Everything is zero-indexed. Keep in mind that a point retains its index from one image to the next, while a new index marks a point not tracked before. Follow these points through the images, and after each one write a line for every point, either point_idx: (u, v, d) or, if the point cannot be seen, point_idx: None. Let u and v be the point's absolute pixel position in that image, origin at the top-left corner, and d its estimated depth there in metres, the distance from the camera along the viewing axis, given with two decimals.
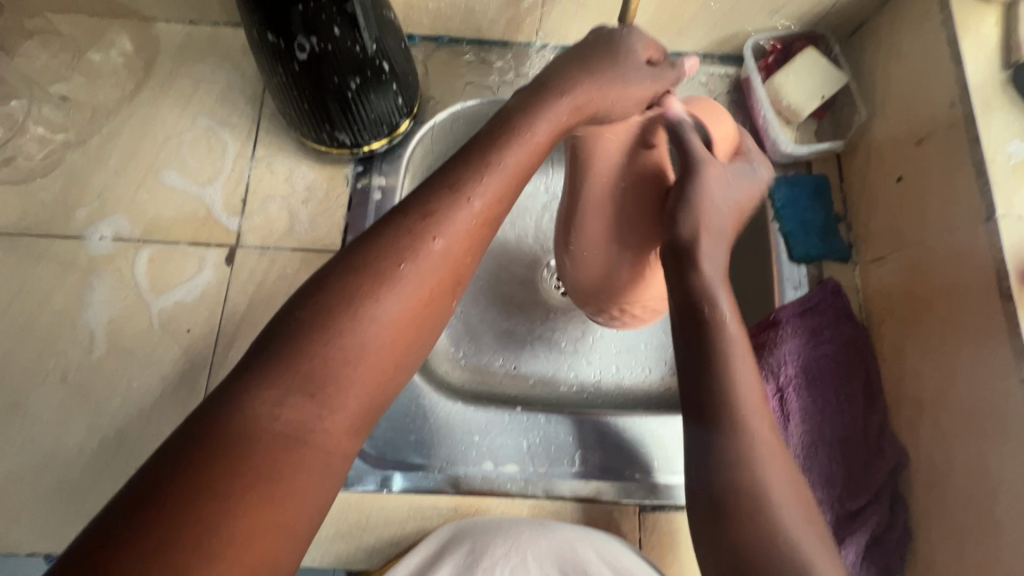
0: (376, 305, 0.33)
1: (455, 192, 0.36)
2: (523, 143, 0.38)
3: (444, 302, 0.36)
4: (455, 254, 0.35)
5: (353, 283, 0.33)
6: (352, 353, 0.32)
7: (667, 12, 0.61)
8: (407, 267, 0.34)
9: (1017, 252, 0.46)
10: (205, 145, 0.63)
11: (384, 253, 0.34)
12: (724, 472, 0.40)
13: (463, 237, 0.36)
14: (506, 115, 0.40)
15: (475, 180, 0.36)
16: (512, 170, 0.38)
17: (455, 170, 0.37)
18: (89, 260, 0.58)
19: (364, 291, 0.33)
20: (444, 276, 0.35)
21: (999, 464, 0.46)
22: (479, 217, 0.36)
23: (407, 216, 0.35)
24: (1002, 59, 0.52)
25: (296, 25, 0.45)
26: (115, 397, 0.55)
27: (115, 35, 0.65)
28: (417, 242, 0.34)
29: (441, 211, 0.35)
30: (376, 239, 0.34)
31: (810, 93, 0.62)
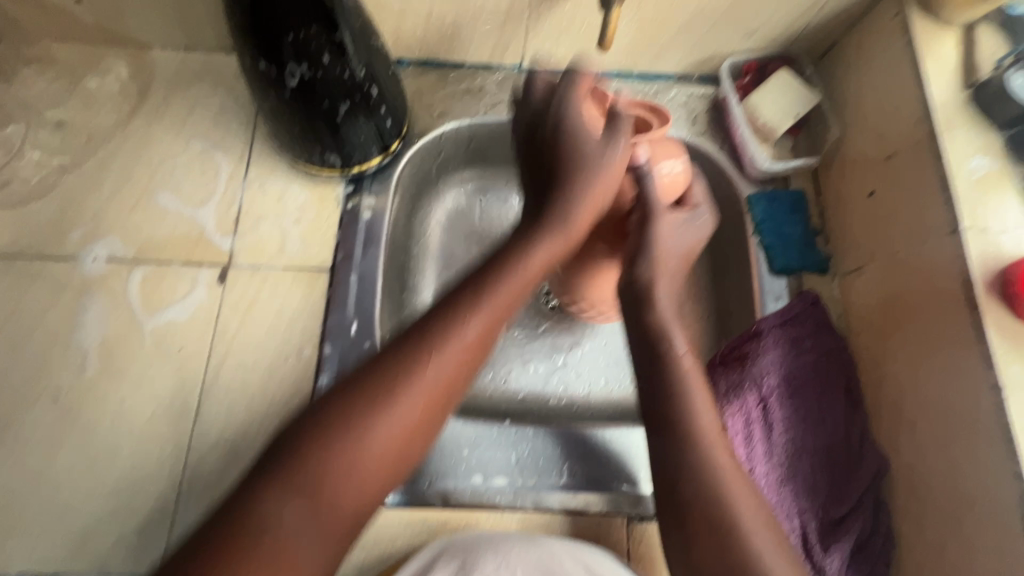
0: (379, 419, 0.36)
1: (452, 318, 0.40)
2: (524, 266, 0.43)
3: (437, 419, 0.39)
4: (448, 377, 0.38)
5: (362, 399, 0.37)
6: (356, 459, 0.35)
7: (645, 36, 0.64)
8: (412, 381, 0.37)
9: (982, 263, 0.48)
10: (198, 167, 0.64)
11: (392, 366, 0.38)
12: (689, 496, 0.41)
13: (457, 362, 0.39)
14: (508, 248, 0.44)
15: (472, 309, 0.40)
16: (507, 299, 0.41)
17: (462, 291, 0.41)
18: (83, 280, 0.59)
19: (371, 405, 0.36)
20: (438, 396, 0.38)
21: (972, 469, 0.47)
22: (478, 335, 0.40)
23: (412, 339, 0.39)
24: (963, 79, 0.55)
25: (287, 53, 0.47)
26: (106, 416, 0.55)
27: (111, 61, 0.67)
28: (417, 367, 0.38)
29: (446, 327, 0.39)
30: (384, 358, 0.38)
31: (784, 111, 0.65)
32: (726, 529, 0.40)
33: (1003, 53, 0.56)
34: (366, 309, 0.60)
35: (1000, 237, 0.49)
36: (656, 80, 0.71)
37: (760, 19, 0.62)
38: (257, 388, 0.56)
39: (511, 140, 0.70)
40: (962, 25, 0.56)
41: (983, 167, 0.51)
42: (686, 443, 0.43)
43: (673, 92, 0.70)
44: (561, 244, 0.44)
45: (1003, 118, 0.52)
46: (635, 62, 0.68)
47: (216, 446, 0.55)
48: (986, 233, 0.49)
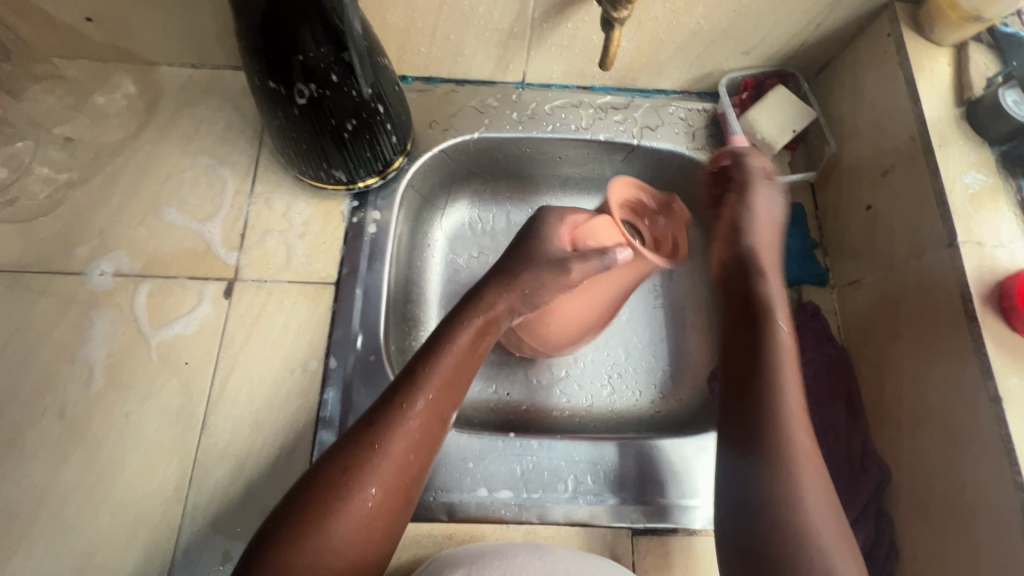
0: (345, 511, 0.41)
1: (390, 406, 0.45)
2: (458, 347, 0.50)
3: (397, 497, 0.44)
4: (395, 455, 0.43)
5: (328, 498, 0.41)
6: (327, 548, 0.40)
7: (645, 53, 0.65)
8: (367, 474, 0.42)
9: (979, 276, 0.49)
10: (205, 182, 0.65)
11: (348, 465, 0.42)
12: (762, 483, 0.43)
13: (400, 440, 0.44)
14: (437, 334, 0.51)
15: (408, 394, 0.46)
16: (439, 387, 0.47)
17: (397, 384, 0.47)
18: (90, 295, 0.59)
19: (334, 502, 0.41)
20: (390, 476, 0.43)
21: (974, 480, 0.47)
22: (421, 417, 0.45)
23: (355, 430, 0.44)
24: (956, 97, 0.56)
25: (296, 73, 0.48)
26: (112, 431, 0.55)
27: (119, 79, 0.68)
28: (362, 452, 0.43)
29: (386, 420, 0.44)
30: (334, 453, 0.43)
31: (781, 126, 0.66)
32: (800, 551, 0.40)
33: (994, 71, 0.57)
34: (371, 323, 0.60)
35: (995, 251, 0.50)
36: (656, 96, 0.72)
37: (757, 37, 0.63)
38: (262, 402, 0.57)
39: (513, 155, 0.71)
40: (954, 44, 0.58)
41: (978, 181, 0.52)
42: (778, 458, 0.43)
43: (673, 107, 0.72)
44: (478, 322, 0.52)
45: (996, 134, 0.53)
46: (635, 78, 0.70)
47: (222, 460, 0.55)
48: (982, 246, 0.50)
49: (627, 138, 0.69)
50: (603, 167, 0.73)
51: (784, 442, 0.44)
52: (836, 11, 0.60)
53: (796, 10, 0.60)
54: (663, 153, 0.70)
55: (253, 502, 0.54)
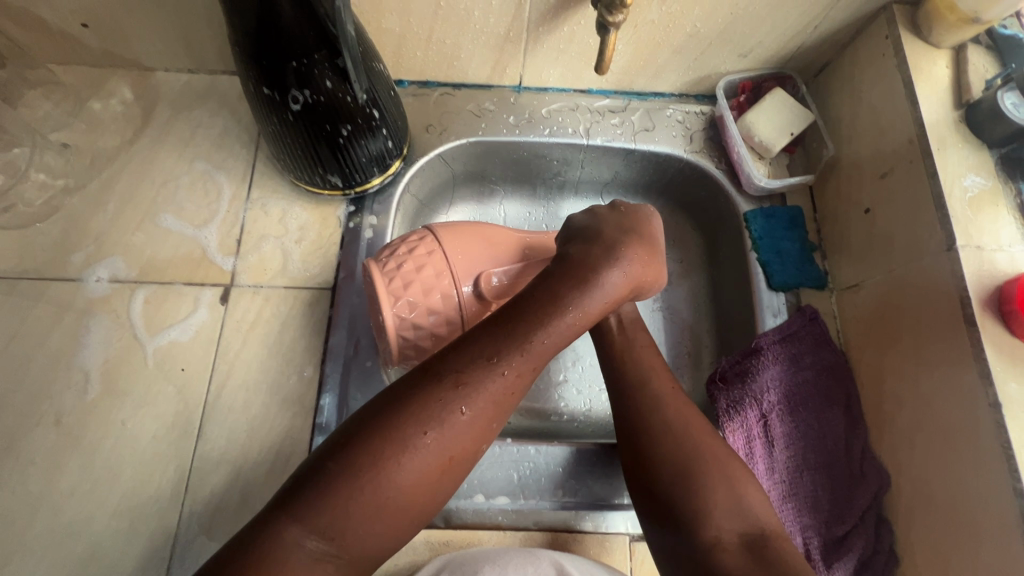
0: (410, 462, 0.37)
1: (489, 365, 0.40)
2: (580, 310, 0.44)
3: (466, 463, 0.40)
4: (478, 422, 0.40)
5: (400, 445, 0.37)
6: (387, 496, 0.37)
7: (642, 56, 0.65)
8: (443, 433, 0.38)
9: (978, 281, 0.49)
10: (201, 188, 0.65)
11: (424, 417, 0.38)
12: (658, 452, 0.47)
13: (488, 407, 0.40)
14: (553, 290, 0.44)
15: (511, 357, 0.41)
16: (542, 351, 0.42)
17: (500, 338, 0.41)
18: (86, 301, 0.59)
19: (404, 449, 0.37)
20: (467, 442, 0.39)
21: (974, 486, 0.47)
22: (513, 385, 0.41)
23: (443, 380, 0.39)
24: (955, 99, 0.56)
25: (290, 78, 0.48)
26: (108, 438, 0.55)
27: (115, 84, 0.68)
28: (446, 412, 0.38)
29: (480, 379, 0.40)
30: (414, 398, 0.38)
31: (779, 129, 0.66)
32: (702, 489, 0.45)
33: (993, 73, 0.57)
34: (367, 328, 0.60)
35: (994, 255, 0.50)
36: (653, 99, 0.72)
37: (754, 40, 0.63)
38: (259, 408, 0.57)
39: (510, 158, 0.71)
40: (952, 45, 0.57)
41: (977, 185, 0.52)
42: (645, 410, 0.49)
43: (670, 109, 0.71)
44: (608, 285, 0.47)
45: (995, 136, 0.53)
46: (632, 81, 0.70)
47: (219, 466, 0.55)
48: (981, 250, 0.50)
49: (625, 141, 0.69)
50: (601, 170, 0.73)
51: (650, 398, 0.50)
52: (833, 13, 0.60)
53: (793, 13, 0.59)
54: (660, 156, 0.70)
55: (250, 508, 0.53)
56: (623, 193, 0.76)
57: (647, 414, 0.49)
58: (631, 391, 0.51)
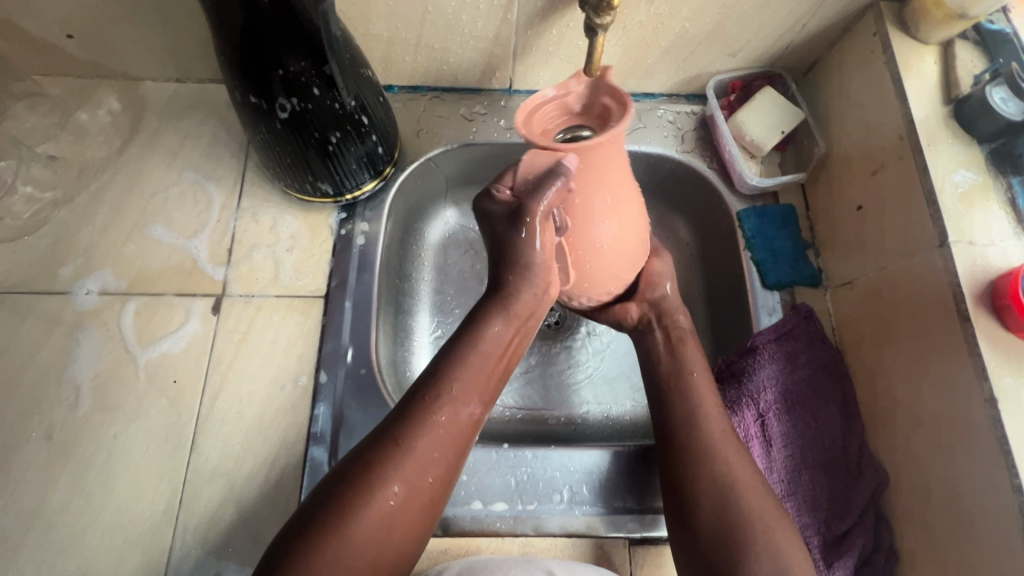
0: (367, 507, 0.40)
1: (421, 402, 0.44)
2: (489, 342, 0.46)
3: (427, 491, 0.42)
4: (421, 451, 0.42)
5: (354, 490, 0.40)
6: (353, 539, 0.39)
7: (632, 58, 0.65)
8: (391, 470, 0.41)
9: (971, 276, 0.49)
10: (191, 198, 0.64)
11: (371, 460, 0.41)
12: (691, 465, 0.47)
13: (430, 437, 0.42)
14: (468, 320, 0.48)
15: (440, 389, 0.44)
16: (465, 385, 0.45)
17: (425, 381, 0.45)
18: (76, 315, 0.59)
19: (359, 495, 0.40)
20: (419, 472, 0.42)
21: (971, 481, 0.47)
22: (449, 416, 0.44)
23: (384, 428, 0.43)
24: (944, 95, 0.56)
25: (277, 87, 0.47)
26: (99, 453, 0.55)
27: (102, 95, 0.67)
28: (390, 451, 0.42)
29: (416, 416, 0.43)
30: (365, 449, 0.42)
31: (770, 127, 0.66)
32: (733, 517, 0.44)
33: (981, 68, 0.57)
34: (361, 335, 0.59)
35: (987, 250, 0.50)
36: (644, 99, 0.72)
37: (743, 39, 0.63)
38: (253, 419, 0.56)
39: (502, 161, 0.71)
40: (940, 41, 0.57)
41: (967, 180, 0.52)
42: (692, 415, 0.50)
43: (661, 110, 0.71)
44: (506, 311, 0.46)
45: (985, 131, 0.53)
46: (622, 83, 0.70)
47: (213, 480, 0.54)
48: (973, 246, 0.50)
49: None
50: None
51: (705, 429, 0.49)
52: (821, 11, 0.60)
53: (780, 12, 0.59)
54: (652, 157, 0.70)
55: (245, 521, 0.53)
56: None
57: (708, 454, 0.47)
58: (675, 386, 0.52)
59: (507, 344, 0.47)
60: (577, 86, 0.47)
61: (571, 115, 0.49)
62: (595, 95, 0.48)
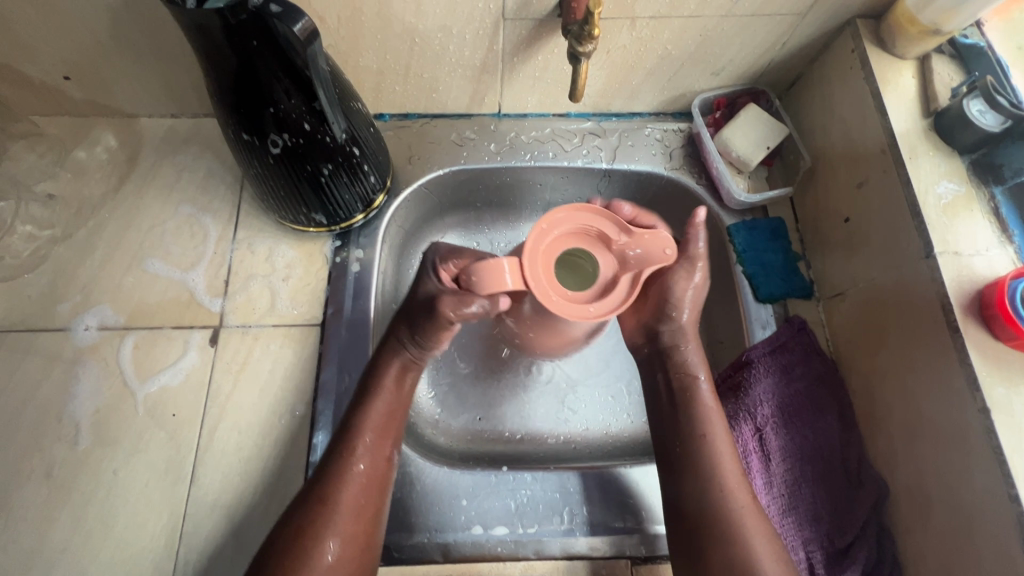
0: (310, 567, 0.43)
1: (342, 456, 0.48)
2: (388, 391, 0.52)
3: (365, 536, 0.47)
4: (349, 503, 0.46)
5: (293, 552, 0.44)
6: None
7: (617, 79, 0.66)
8: (325, 527, 0.45)
9: (958, 286, 0.49)
10: (187, 231, 0.65)
11: (304, 523, 0.45)
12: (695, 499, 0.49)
13: (357, 488, 0.47)
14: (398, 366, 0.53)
15: (356, 442, 0.49)
16: (374, 435, 0.50)
17: (339, 440, 0.49)
18: (75, 351, 0.59)
19: (298, 555, 0.44)
20: (355, 523, 0.46)
21: (969, 490, 0.47)
22: (367, 464, 0.48)
23: (310, 489, 0.47)
24: (923, 108, 0.57)
25: (268, 124, 0.48)
26: (99, 489, 0.55)
27: (100, 132, 0.69)
28: (322, 509, 0.46)
29: (337, 470, 0.47)
30: (294, 511, 0.46)
31: (755, 143, 0.67)
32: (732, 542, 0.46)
33: (958, 81, 0.58)
34: (358, 362, 0.60)
35: (972, 260, 0.50)
36: (631, 119, 0.73)
37: (725, 59, 0.64)
38: (251, 450, 0.56)
39: (493, 184, 0.72)
40: (917, 56, 0.59)
41: (950, 191, 0.53)
42: (706, 484, 0.49)
43: (649, 129, 0.72)
44: (398, 363, 0.53)
45: (964, 143, 0.54)
46: (609, 103, 0.71)
47: (212, 513, 0.54)
48: (959, 256, 0.50)
49: (604, 162, 0.70)
50: (577, 190, 0.73)
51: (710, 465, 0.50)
52: (799, 30, 0.61)
53: (759, 33, 0.61)
54: (641, 174, 0.71)
55: (245, 553, 0.53)
56: None
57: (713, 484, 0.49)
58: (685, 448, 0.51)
59: (398, 388, 0.53)
60: (623, 243, 0.48)
61: (607, 249, 0.49)
62: (637, 262, 0.48)
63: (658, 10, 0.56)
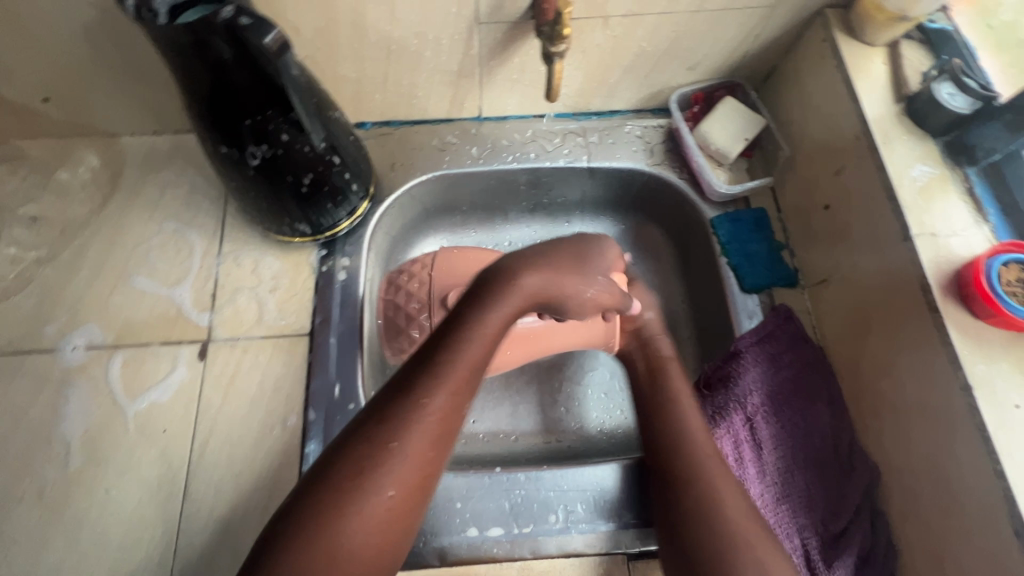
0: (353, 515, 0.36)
1: (412, 397, 0.39)
2: (481, 330, 0.42)
3: (417, 498, 0.39)
4: (415, 456, 0.38)
5: (336, 500, 0.36)
6: (339, 552, 0.35)
7: (594, 78, 0.67)
8: (381, 473, 0.37)
9: (937, 267, 0.50)
10: (172, 247, 0.65)
11: (354, 466, 0.37)
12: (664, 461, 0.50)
13: (426, 440, 0.39)
14: (516, 309, 0.45)
15: (429, 388, 0.40)
16: (461, 378, 0.41)
17: (411, 375, 0.40)
18: (64, 371, 0.59)
19: (345, 497, 0.36)
20: (413, 478, 0.38)
21: (956, 470, 0.47)
22: (440, 413, 0.39)
23: (368, 424, 0.39)
24: (895, 93, 0.58)
25: (246, 136, 0.49)
26: (92, 509, 0.54)
27: (82, 153, 0.69)
28: (382, 452, 0.37)
29: (402, 413, 0.39)
30: (351, 446, 0.38)
31: (733, 136, 0.67)
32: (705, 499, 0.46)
33: (928, 66, 0.59)
34: (347, 370, 0.60)
35: (949, 241, 0.51)
36: (611, 117, 0.73)
37: (700, 53, 0.65)
38: (244, 462, 0.56)
39: (477, 188, 0.72)
40: (887, 43, 0.59)
41: (924, 174, 0.54)
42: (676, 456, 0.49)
43: (629, 126, 0.73)
44: (519, 300, 0.45)
45: (936, 127, 0.55)
46: (588, 102, 0.72)
47: (206, 527, 0.54)
48: (936, 238, 0.51)
49: (585, 161, 0.70)
50: (563, 191, 0.74)
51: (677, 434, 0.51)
52: (771, 23, 0.62)
53: (731, 26, 0.61)
54: (624, 171, 0.71)
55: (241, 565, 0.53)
56: (594, 212, 0.77)
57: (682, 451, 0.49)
58: (666, 439, 0.51)
59: (505, 328, 0.44)
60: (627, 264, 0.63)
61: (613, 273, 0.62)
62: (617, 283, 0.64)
63: (630, 8, 0.57)
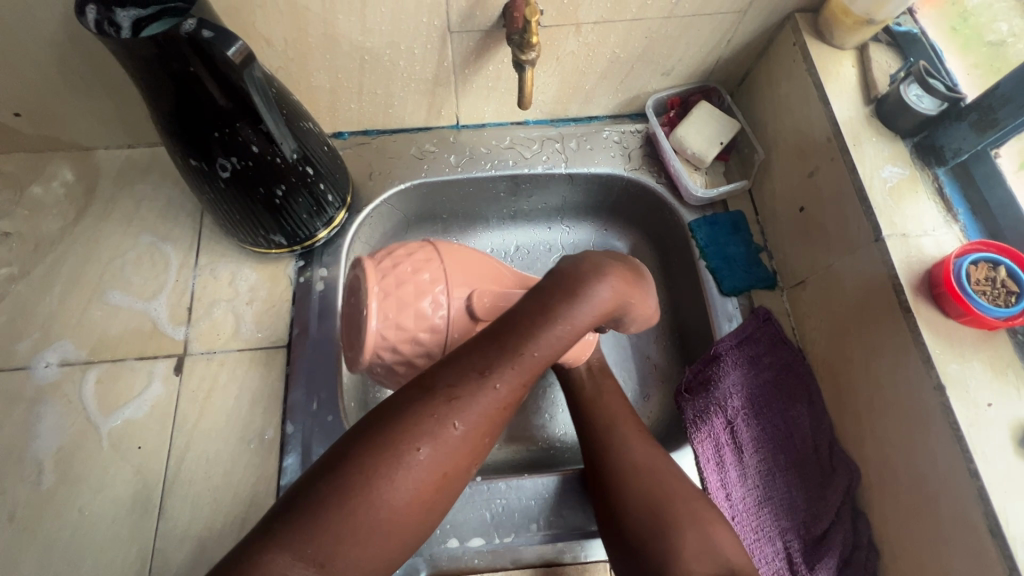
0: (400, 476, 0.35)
1: (483, 378, 0.37)
2: (562, 326, 0.39)
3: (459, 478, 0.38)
4: (471, 438, 0.37)
5: (389, 460, 0.35)
6: (381, 512, 0.35)
7: (570, 85, 0.67)
8: (438, 446, 0.36)
9: (908, 267, 0.50)
10: (148, 261, 0.65)
11: (411, 430, 0.36)
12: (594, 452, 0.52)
13: (483, 424, 0.37)
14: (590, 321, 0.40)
15: (503, 373, 0.38)
16: (535, 366, 0.39)
17: (486, 355, 0.38)
18: (36, 389, 0.58)
19: (401, 460, 0.35)
20: (461, 457, 0.37)
21: (931, 468, 0.47)
22: (505, 400, 0.38)
23: (434, 394, 0.37)
24: (864, 96, 0.58)
25: (215, 149, 0.48)
26: (65, 528, 0.54)
27: (56, 167, 0.68)
28: (439, 427, 0.36)
29: (468, 393, 0.37)
30: (409, 411, 0.36)
31: (709, 140, 0.68)
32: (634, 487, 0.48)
33: (896, 68, 0.60)
34: (325, 382, 0.59)
35: (919, 241, 0.51)
36: (589, 123, 0.74)
37: (674, 58, 0.65)
38: (221, 477, 0.56)
39: (456, 195, 0.72)
40: (855, 46, 0.60)
41: (895, 175, 0.54)
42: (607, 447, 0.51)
43: (606, 131, 0.73)
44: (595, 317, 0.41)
45: (905, 128, 0.56)
46: (565, 108, 0.72)
47: (183, 544, 0.53)
48: (907, 238, 0.51)
49: (563, 167, 0.70)
50: (543, 198, 0.74)
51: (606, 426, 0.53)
52: (742, 28, 0.62)
53: (703, 31, 0.62)
54: (603, 177, 0.71)
55: None
56: (574, 218, 0.77)
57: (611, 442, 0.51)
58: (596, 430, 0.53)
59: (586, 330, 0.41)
60: None
61: None
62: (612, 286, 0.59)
63: (601, 14, 0.57)
